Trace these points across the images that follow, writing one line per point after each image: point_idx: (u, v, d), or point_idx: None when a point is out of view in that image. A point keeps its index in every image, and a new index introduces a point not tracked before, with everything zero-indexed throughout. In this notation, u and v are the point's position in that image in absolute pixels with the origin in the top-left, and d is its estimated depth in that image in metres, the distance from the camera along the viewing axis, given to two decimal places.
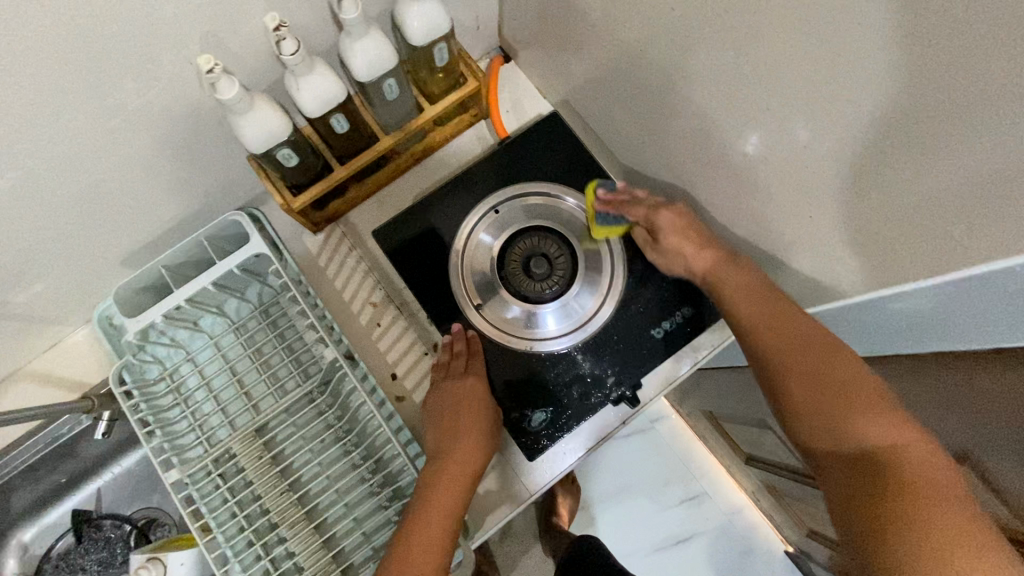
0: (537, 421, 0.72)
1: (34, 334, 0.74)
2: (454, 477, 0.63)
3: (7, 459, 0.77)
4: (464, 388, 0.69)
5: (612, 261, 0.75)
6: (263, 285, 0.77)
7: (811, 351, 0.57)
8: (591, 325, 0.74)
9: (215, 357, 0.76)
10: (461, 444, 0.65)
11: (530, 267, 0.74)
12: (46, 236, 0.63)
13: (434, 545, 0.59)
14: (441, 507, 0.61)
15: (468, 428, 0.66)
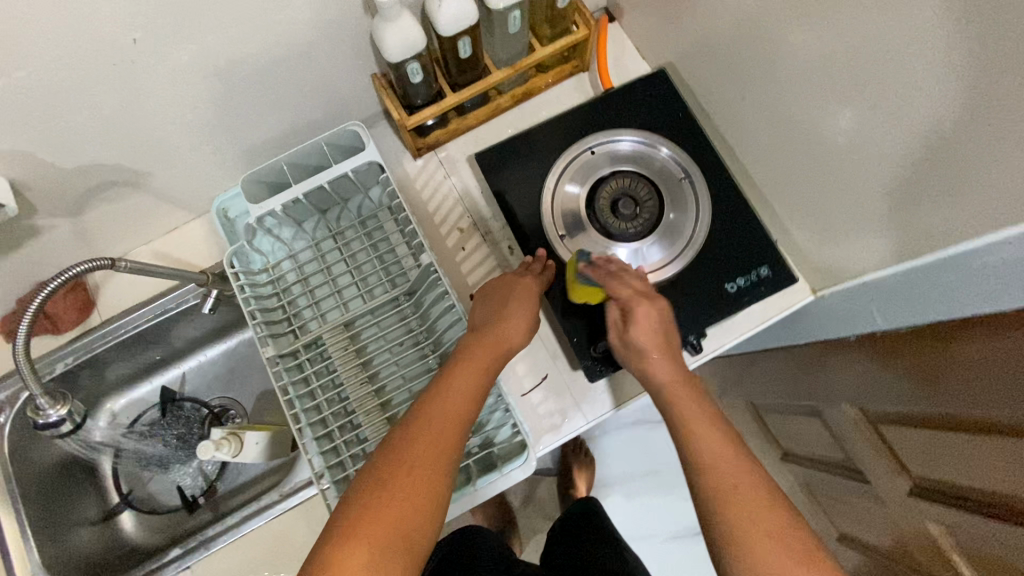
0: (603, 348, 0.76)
1: (163, 212, 0.82)
2: (480, 358, 0.62)
3: (121, 322, 0.86)
4: (517, 284, 0.72)
5: (694, 214, 0.79)
6: (365, 198, 0.84)
7: (713, 437, 0.57)
8: (667, 270, 0.77)
9: (314, 257, 0.84)
10: (506, 320, 0.67)
11: (618, 209, 0.79)
12: (194, 118, 0.71)
13: (452, 413, 0.58)
14: (459, 382, 0.60)
15: (510, 322, 0.67)
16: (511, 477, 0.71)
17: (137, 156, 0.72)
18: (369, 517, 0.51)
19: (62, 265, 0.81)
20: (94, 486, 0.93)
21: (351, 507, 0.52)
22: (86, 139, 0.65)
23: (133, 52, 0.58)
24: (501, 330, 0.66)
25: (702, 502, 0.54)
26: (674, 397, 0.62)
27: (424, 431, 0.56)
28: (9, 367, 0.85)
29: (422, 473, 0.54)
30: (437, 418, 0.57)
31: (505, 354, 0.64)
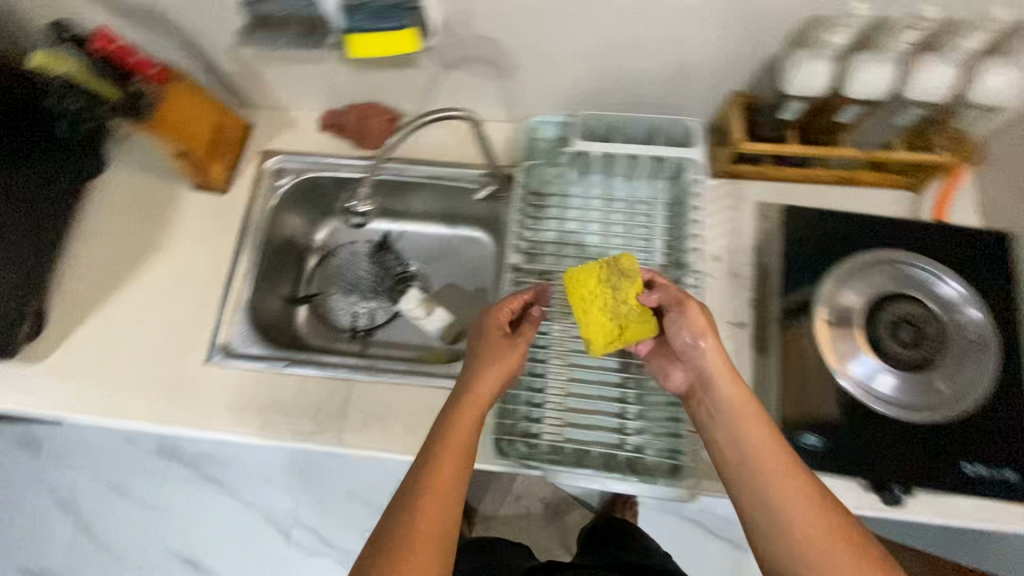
0: (804, 443, 0.73)
1: (492, 101, 0.92)
2: (478, 397, 0.66)
3: (411, 166, 0.99)
4: (501, 313, 0.74)
5: (955, 394, 0.72)
6: (647, 184, 0.90)
7: (821, 508, 0.56)
8: (887, 410, 0.72)
9: (579, 206, 0.90)
10: (468, 363, 0.70)
11: (890, 332, 0.75)
12: (584, 48, 0.77)
13: (461, 428, 0.63)
14: (450, 459, 0.61)
15: (482, 393, 0.67)
16: (657, 490, 0.73)
17: (522, 49, 0.80)
18: (402, 548, 0.55)
19: (397, 97, 0.93)
20: (297, 273, 1.07)
21: (388, 542, 0.56)
22: (507, 15, 0.74)
23: None
24: (482, 395, 0.66)
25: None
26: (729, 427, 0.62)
27: (433, 506, 0.58)
28: (308, 147, 0.98)
29: (431, 535, 0.57)
30: (437, 500, 0.59)
31: (495, 396, 0.68)
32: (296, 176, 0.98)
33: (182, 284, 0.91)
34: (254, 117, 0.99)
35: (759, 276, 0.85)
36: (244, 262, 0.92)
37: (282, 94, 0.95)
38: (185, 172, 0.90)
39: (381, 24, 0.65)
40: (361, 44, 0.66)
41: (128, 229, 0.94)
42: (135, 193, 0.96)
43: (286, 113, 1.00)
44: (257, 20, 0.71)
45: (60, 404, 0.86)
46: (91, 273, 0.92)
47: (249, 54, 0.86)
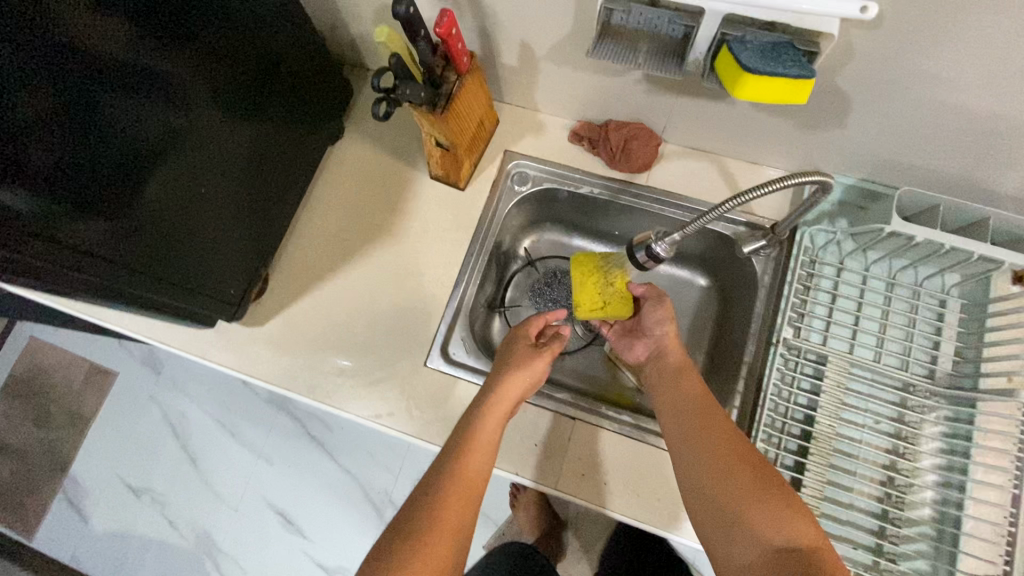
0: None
1: (780, 150, 0.82)
2: (501, 405, 0.74)
3: (656, 197, 0.89)
4: (524, 329, 0.86)
5: None
6: (942, 276, 0.79)
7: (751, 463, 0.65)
8: None
9: (857, 285, 0.80)
10: (502, 372, 0.78)
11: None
12: (945, 125, 0.67)
13: (475, 466, 0.69)
14: (477, 450, 0.70)
15: (509, 390, 0.76)
16: None
17: (865, 113, 0.70)
18: (442, 509, 0.64)
19: (673, 126, 0.85)
20: (499, 277, 1.02)
21: (434, 504, 0.64)
22: (881, 81, 0.64)
23: None
24: (508, 389, 0.76)
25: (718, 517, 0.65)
26: (692, 418, 0.72)
27: (458, 500, 0.65)
28: (553, 157, 0.92)
29: (454, 529, 0.63)
30: (467, 480, 0.67)
31: (522, 388, 0.77)
32: (534, 186, 0.92)
33: (407, 276, 0.88)
34: (501, 112, 0.93)
35: None
36: (475, 267, 0.88)
37: (544, 96, 0.88)
38: (433, 159, 0.85)
39: (782, 70, 0.54)
40: (750, 86, 0.55)
41: (358, 206, 0.91)
42: (370, 168, 0.93)
43: (535, 115, 0.93)
44: (602, 33, 0.64)
45: (274, 375, 0.84)
46: (316, 244, 0.90)
47: (538, 55, 0.79)
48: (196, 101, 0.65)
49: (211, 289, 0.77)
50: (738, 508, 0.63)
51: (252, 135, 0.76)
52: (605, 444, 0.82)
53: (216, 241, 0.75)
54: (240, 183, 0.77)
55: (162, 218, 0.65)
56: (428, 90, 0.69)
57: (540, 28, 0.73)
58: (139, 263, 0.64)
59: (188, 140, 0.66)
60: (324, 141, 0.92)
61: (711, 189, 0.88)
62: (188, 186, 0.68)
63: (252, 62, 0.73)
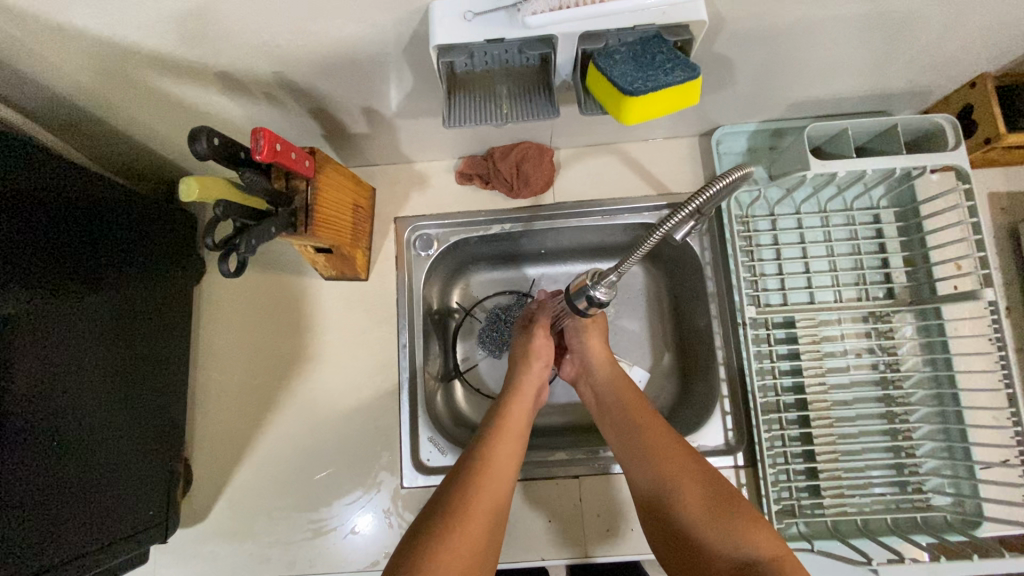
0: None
1: (673, 122, 0.77)
2: (526, 394, 0.72)
3: (572, 213, 0.82)
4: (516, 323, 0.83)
5: None
6: (868, 194, 0.77)
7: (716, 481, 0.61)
8: None
9: (795, 229, 0.77)
10: (526, 364, 0.75)
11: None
12: (824, 54, 0.63)
13: (502, 465, 0.63)
14: (511, 433, 0.66)
15: (528, 378, 0.73)
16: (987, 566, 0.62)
17: (744, 67, 0.65)
18: (464, 523, 0.56)
19: (558, 134, 0.77)
20: (441, 343, 0.92)
21: (449, 510, 0.57)
22: (750, 36, 0.59)
23: None
24: (531, 377, 0.73)
25: (687, 551, 0.58)
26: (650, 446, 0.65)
27: (494, 479, 0.61)
28: (447, 206, 0.82)
29: (490, 510, 0.59)
30: (500, 466, 0.62)
31: (537, 377, 0.74)
32: (439, 244, 0.82)
33: (344, 397, 0.77)
34: (376, 177, 0.82)
35: (1005, 282, 0.76)
36: (412, 357, 0.78)
37: (413, 149, 0.78)
38: (318, 265, 0.73)
39: (667, 77, 0.48)
40: (634, 106, 0.49)
41: (259, 343, 0.79)
42: (255, 296, 0.80)
43: (411, 169, 0.83)
44: (451, 88, 0.54)
45: (240, 566, 0.72)
46: (227, 403, 0.77)
47: (390, 113, 0.68)
48: (8, 306, 0.50)
49: (118, 512, 0.63)
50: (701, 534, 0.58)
51: (100, 309, 0.61)
52: (618, 489, 0.75)
53: (103, 449, 0.61)
54: (106, 371, 0.62)
55: (16, 455, 0.50)
56: (281, 217, 0.57)
57: (379, 92, 0.63)
58: (9, 520, 0.49)
59: (24, 351, 0.52)
60: (182, 282, 0.77)
61: (623, 182, 0.81)
62: (44, 399, 0.54)
63: (75, 222, 0.59)
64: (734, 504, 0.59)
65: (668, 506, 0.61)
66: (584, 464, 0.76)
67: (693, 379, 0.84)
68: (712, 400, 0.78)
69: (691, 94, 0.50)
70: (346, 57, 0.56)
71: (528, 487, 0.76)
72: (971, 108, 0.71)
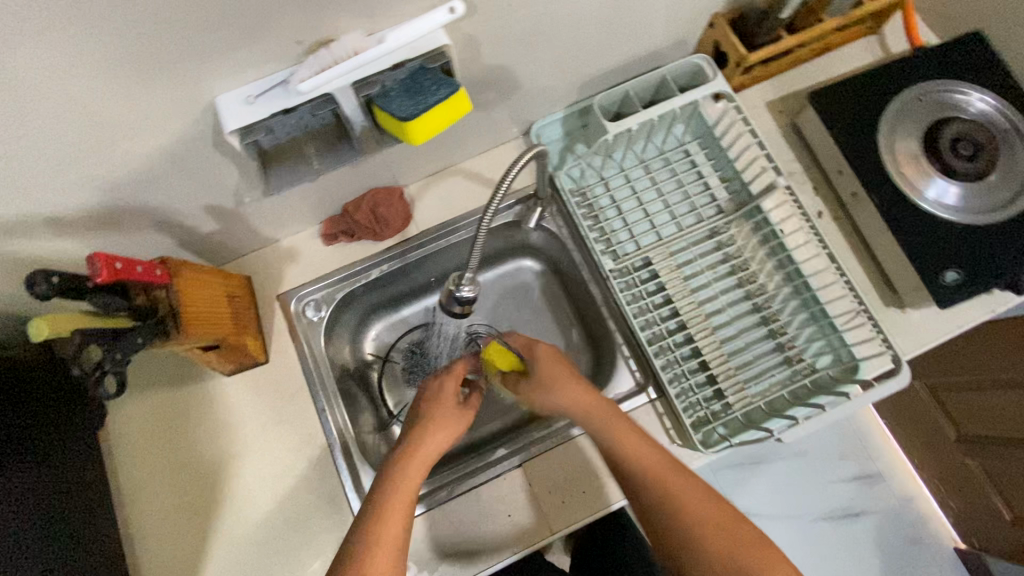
0: (950, 280, 0.74)
1: (493, 131, 0.86)
2: (423, 461, 0.68)
3: (438, 234, 0.88)
4: (433, 385, 0.77)
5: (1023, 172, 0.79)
6: (673, 135, 0.89)
7: (696, 489, 0.65)
8: (979, 213, 0.77)
9: (625, 184, 0.88)
10: (428, 433, 0.70)
11: (955, 152, 0.78)
12: (580, 37, 0.74)
13: (394, 543, 0.60)
14: (401, 508, 0.63)
15: (429, 447, 0.69)
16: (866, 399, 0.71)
17: (522, 69, 0.75)
18: None
19: (399, 172, 0.84)
20: (369, 396, 0.95)
21: None
22: (511, 44, 0.69)
23: None
24: (434, 449, 0.69)
25: (657, 521, 0.65)
26: (646, 466, 0.66)
27: (382, 555, 0.59)
28: (323, 268, 0.87)
29: None
30: (389, 548, 0.59)
31: (440, 447, 0.70)
32: (328, 305, 0.86)
33: (282, 477, 0.78)
34: (247, 265, 0.86)
35: (805, 166, 0.89)
36: (335, 416, 0.81)
37: (271, 228, 0.83)
38: (216, 363, 0.76)
39: (432, 96, 0.56)
40: (415, 127, 0.57)
41: (185, 457, 0.79)
42: (166, 415, 0.80)
43: (278, 247, 0.87)
44: (265, 163, 0.61)
45: None
46: (172, 526, 0.76)
47: (232, 203, 0.73)
48: None
49: None
50: (686, 527, 0.63)
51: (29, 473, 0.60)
52: (559, 463, 0.79)
53: None
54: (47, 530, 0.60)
55: None
56: (149, 326, 0.60)
57: (209, 187, 0.67)
58: None
59: None
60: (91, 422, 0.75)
61: (472, 193, 0.89)
62: None
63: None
64: (713, 503, 0.64)
65: (649, 506, 0.65)
66: (523, 452, 0.80)
67: (597, 341, 0.91)
68: (613, 352, 0.84)
69: (463, 102, 0.58)
70: (160, 167, 0.60)
71: (481, 492, 0.79)
72: (719, 42, 0.85)
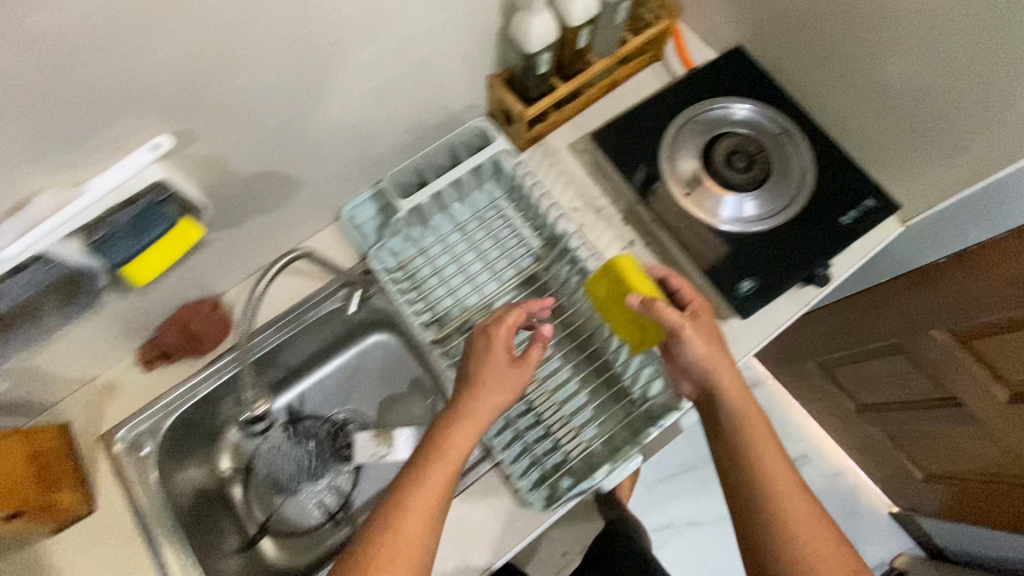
0: (746, 291, 0.77)
1: (298, 226, 0.85)
2: (461, 440, 0.63)
3: (260, 339, 0.86)
4: (490, 339, 0.67)
5: (800, 169, 0.82)
6: (482, 192, 0.91)
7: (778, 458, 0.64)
8: (766, 219, 0.81)
9: (442, 250, 0.89)
10: (482, 397, 0.64)
11: (730, 163, 0.83)
12: (344, 126, 0.75)
13: (413, 544, 0.57)
14: (418, 513, 0.58)
15: (484, 407, 0.64)
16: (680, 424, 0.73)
17: (295, 168, 0.75)
18: None
19: (206, 286, 0.82)
20: (231, 514, 0.92)
21: None
22: (263, 150, 0.69)
23: (321, 63, 0.64)
24: (487, 416, 0.64)
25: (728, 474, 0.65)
26: (751, 415, 0.66)
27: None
28: (146, 397, 0.83)
29: None
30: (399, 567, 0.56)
31: (497, 408, 0.65)
32: (155, 436, 0.83)
33: None
34: (63, 412, 0.82)
35: (613, 199, 0.92)
36: (171, 552, 0.76)
37: (77, 370, 0.79)
38: (27, 533, 0.70)
39: (155, 230, 0.59)
40: (140, 264, 0.59)
41: None
42: None
43: (96, 385, 0.83)
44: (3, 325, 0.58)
45: None
46: None
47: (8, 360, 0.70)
48: None
49: None
50: (763, 483, 0.62)
51: None
52: None
53: None
54: None
55: None
56: None
57: None
58: None
59: None
60: None
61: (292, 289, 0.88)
62: None
63: None
64: (782, 462, 0.63)
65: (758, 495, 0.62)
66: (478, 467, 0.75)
67: None
68: None
69: (194, 230, 0.63)
70: None
71: None
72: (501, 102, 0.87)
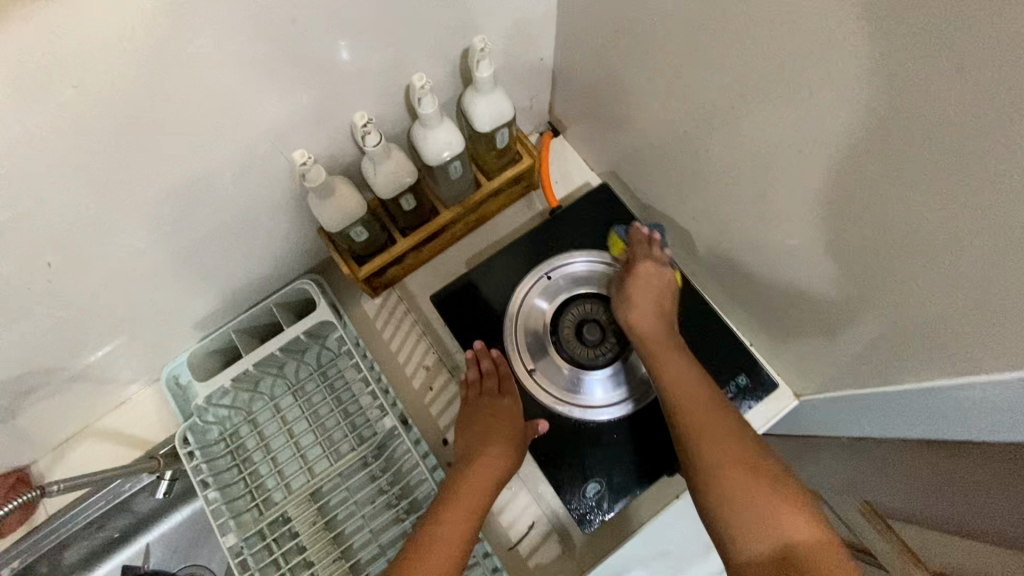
0: (590, 494, 0.71)
1: (110, 392, 0.78)
2: (469, 500, 0.63)
3: (72, 513, 0.79)
4: (481, 405, 0.73)
5: None
6: (323, 348, 0.79)
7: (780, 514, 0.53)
8: (620, 405, 0.73)
9: (273, 418, 0.79)
10: (482, 459, 0.67)
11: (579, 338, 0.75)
12: (127, 308, 0.67)
13: None
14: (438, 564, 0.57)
15: (483, 468, 0.66)
16: None
17: (74, 354, 0.68)
18: None
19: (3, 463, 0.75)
20: None
21: None
22: (17, 354, 0.62)
23: (51, 275, 0.55)
24: (489, 473, 0.66)
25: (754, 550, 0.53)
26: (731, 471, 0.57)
27: None
28: None
29: None
30: None
31: (504, 472, 0.67)
32: None
33: None
34: None
35: None
36: None
37: None
38: None
39: None
40: None
41: None
42: None
43: None
44: None
45: None
46: None
47: None
48: None
49: None
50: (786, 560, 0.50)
51: None
52: None
53: None
54: None
55: None
56: None
57: None
58: None
59: None
60: None
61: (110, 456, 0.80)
62: None
63: None
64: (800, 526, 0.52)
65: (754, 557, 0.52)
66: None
67: None
68: None
69: None
70: None
71: None
72: None
